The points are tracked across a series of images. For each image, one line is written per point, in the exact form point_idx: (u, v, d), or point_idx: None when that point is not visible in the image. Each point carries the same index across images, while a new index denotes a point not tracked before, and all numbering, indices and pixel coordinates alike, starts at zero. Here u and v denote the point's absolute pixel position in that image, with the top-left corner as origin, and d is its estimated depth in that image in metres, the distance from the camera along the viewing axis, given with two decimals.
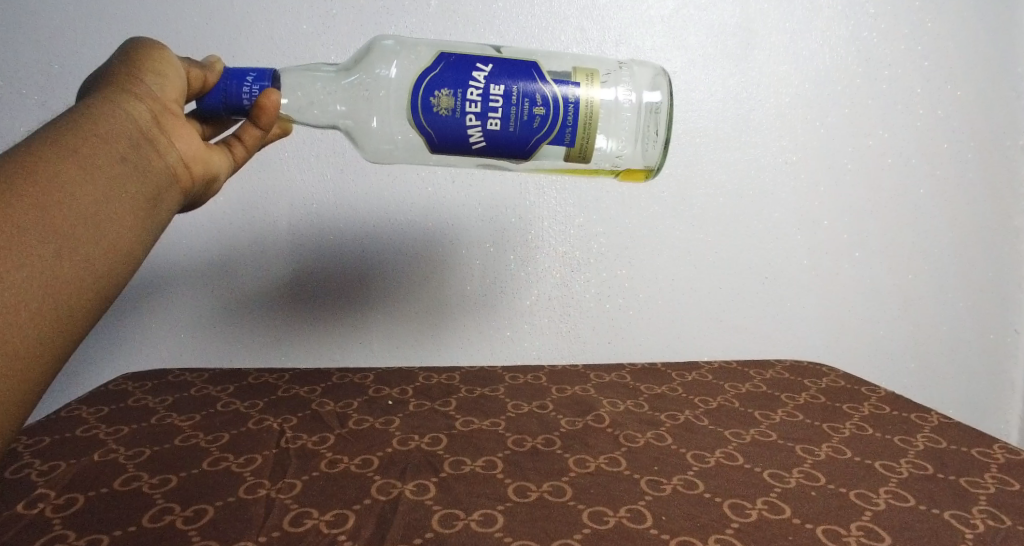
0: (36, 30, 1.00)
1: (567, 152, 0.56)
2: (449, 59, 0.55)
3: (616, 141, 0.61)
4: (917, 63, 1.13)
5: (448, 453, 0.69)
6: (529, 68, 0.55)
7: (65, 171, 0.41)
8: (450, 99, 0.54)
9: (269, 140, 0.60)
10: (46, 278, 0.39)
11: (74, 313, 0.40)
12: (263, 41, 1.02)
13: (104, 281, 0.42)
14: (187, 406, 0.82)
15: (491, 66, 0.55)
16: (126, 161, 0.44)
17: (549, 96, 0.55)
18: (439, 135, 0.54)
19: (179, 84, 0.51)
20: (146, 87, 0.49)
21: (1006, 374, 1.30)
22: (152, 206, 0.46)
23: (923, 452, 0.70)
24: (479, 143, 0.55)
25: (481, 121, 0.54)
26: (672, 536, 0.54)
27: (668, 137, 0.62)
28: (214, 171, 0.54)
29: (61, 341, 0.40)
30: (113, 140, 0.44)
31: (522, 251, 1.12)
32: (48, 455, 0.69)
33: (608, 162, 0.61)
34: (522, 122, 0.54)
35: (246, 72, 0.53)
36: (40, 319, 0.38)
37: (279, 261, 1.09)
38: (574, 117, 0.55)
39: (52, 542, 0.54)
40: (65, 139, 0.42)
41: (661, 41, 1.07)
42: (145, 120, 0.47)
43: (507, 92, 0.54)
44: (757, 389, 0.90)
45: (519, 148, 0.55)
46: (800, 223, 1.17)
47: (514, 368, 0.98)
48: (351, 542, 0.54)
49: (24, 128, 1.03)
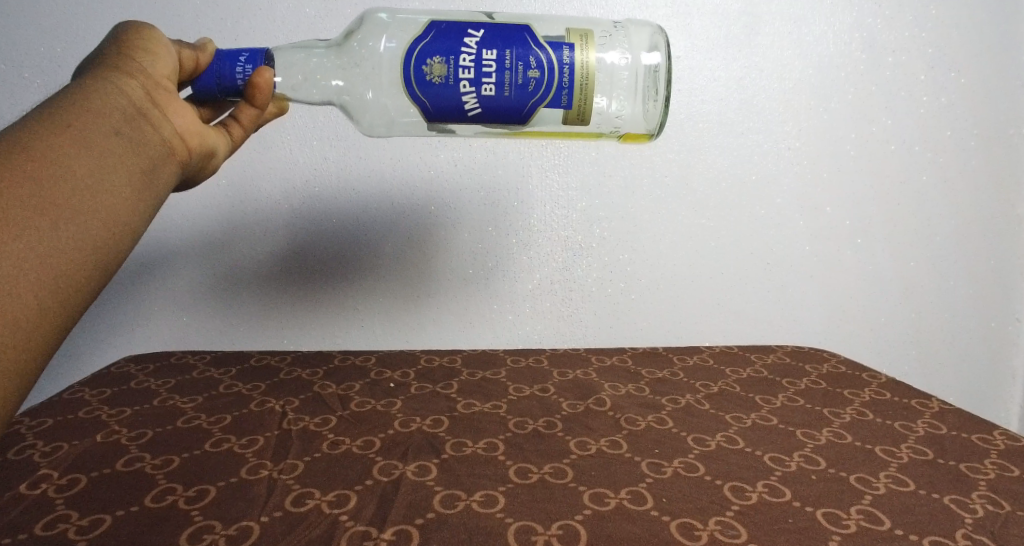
0: (38, 14, 1.00)
1: (565, 115, 0.56)
2: (440, 27, 0.54)
3: (615, 101, 0.60)
4: (922, 50, 1.13)
5: (449, 435, 0.69)
6: (521, 32, 0.55)
7: (59, 146, 0.41)
8: (443, 67, 0.54)
9: (266, 120, 0.59)
10: (45, 248, 0.39)
11: (75, 282, 0.40)
12: (265, 24, 1.02)
13: (103, 251, 0.42)
14: (189, 388, 0.83)
15: (483, 32, 0.54)
16: (122, 135, 0.44)
17: (544, 59, 0.54)
18: (434, 104, 0.54)
19: (171, 63, 0.50)
20: (138, 63, 0.48)
21: (1007, 362, 1.29)
22: (149, 178, 0.45)
23: (923, 437, 0.70)
24: (474, 110, 0.54)
25: (475, 87, 0.54)
26: (672, 518, 0.54)
27: (668, 97, 0.62)
28: (211, 146, 0.53)
29: (63, 311, 0.39)
30: (106, 115, 0.44)
31: (523, 235, 1.11)
32: (51, 436, 0.69)
33: (609, 125, 0.60)
34: (517, 87, 0.54)
35: (239, 52, 0.53)
36: (40, 288, 0.38)
37: (280, 245, 1.09)
38: (570, 78, 0.55)
39: (55, 521, 0.54)
40: (57, 116, 0.42)
41: (665, 25, 1.07)
42: (139, 95, 0.47)
43: (500, 57, 0.54)
44: (757, 374, 0.90)
45: (515, 113, 0.55)
46: (800, 209, 1.16)
47: (516, 351, 0.98)
48: (353, 521, 0.54)
49: (24, 111, 1.03)
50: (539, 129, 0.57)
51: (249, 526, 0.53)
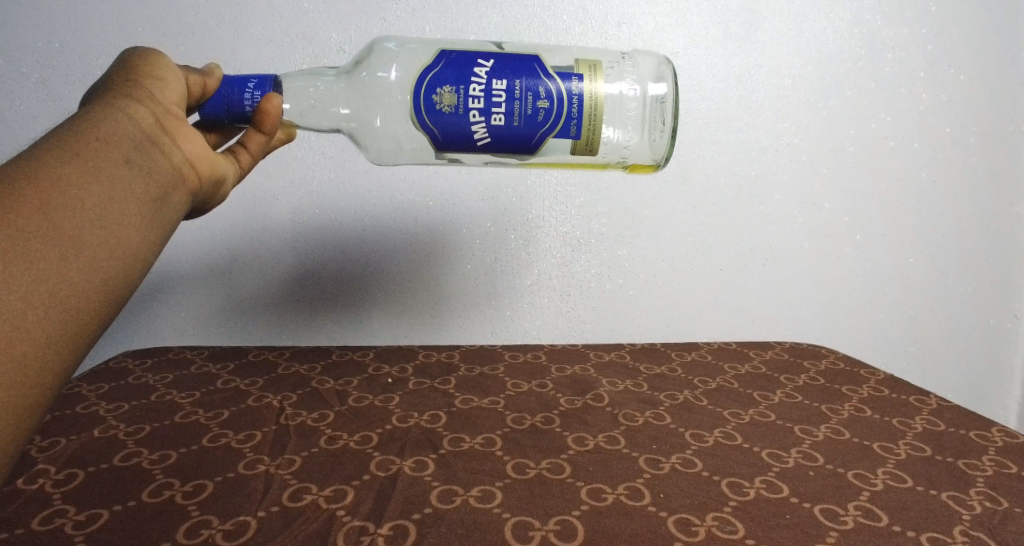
0: (36, 8, 1.00)
1: (573, 145, 0.56)
2: (450, 56, 0.54)
3: (622, 131, 0.61)
4: (922, 47, 1.12)
5: (447, 431, 0.69)
6: (531, 62, 0.55)
7: (66, 175, 0.39)
8: (453, 96, 0.53)
9: (274, 146, 0.58)
10: (52, 280, 0.37)
11: (81, 316, 0.39)
12: (264, 19, 1.02)
13: (112, 282, 0.40)
14: (187, 383, 0.83)
15: (493, 61, 0.54)
16: (131, 163, 0.43)
17: (553, 90, 0.54)
18: (443, 133, 0.54)
19: (180, 89, 0.49)
20: (147, 90, 0.47)
21: (1006, 358, 1.29)
22: (159, 206, 0.44)
23: (920, 433, 0.70)
24: (484, 139, 0.54)
25: (485, 117, 0.53)
26: (670, 514, 0.54)
27: (674, 128, 0.62)
28: (221, 172, 0.52)
29: (70, 345, 0.38)
30: (115, 143, 0.42)
31: (522, 231, 1.11)
32: (48, 432, 0.69)
33: (614, 154, 0.60)
34: (526, 117, 0.54)
35: (247, 78, 0.52)
36: (46, 323, 0.37)
37: (277, 240, 1.09)
38: (579, 109, 0.55)
39: (52, 516, 0.54)
40: (64, 144, 0.41)
41: (664, 21, 1.06)
42: (148, 122, 0.45)
43: (510, 87, 0.54)
44: (756, 370, 0.90)
45: (524, 143, 0.55)
46: (800, 205, 1.16)
47: (515, 347, 0.98)
48: (350, 517, 0.54)
49: (23, 106, 1.03)
50: (547, 159, 0.57)
51: (247, 521, 0.53)
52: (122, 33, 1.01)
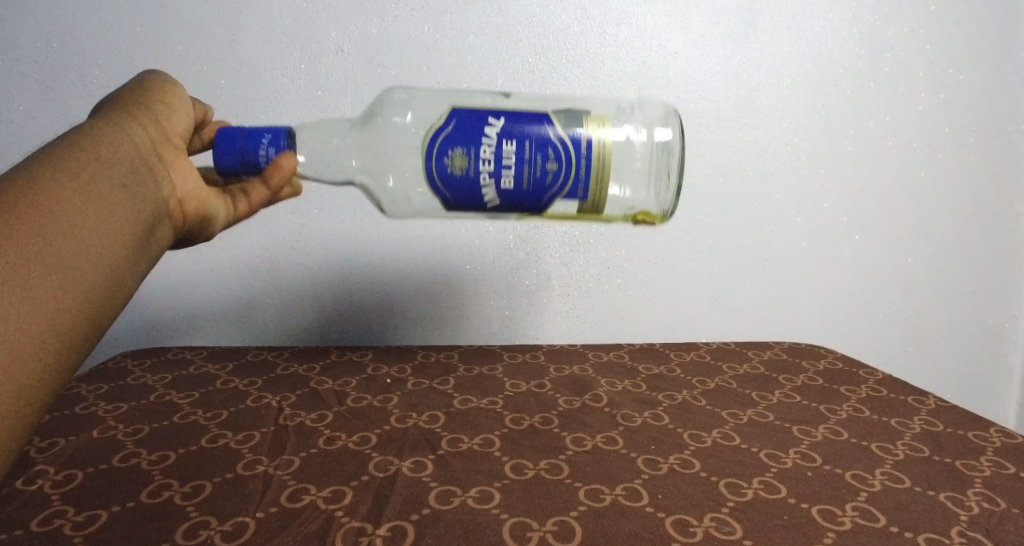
0: (35, 8, 0.99)
1: (581, 206, 0.55)
2: (461, 115, 0.54)
3: (629, 188, 0.61)
4: (920, 46, 1.12)
5: (446, 431, 0.69)
6: (541, 120, 0.54)
7: (65, 193, 0.41)
8: (463, 159, 0.53)
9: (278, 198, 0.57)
10: (43, 293, 0.38)
11: (68, 333, 0.39)
12: (263, 18, 1.02)
13: (100, 301, 0.41)
14: (185, 384, 0.83)
15: (503, 121, 0.54)
16: (128, 186, 0.44)
17: (563, 151, 0.54)
18: (454, 197, 0.54)
19: (184, 118, 0.51)
20: (152, 115, 0.49)
21: (1006, 357, 1.29)
22: (150, 230, 0.45)
23: (918, 434, 0.70)
24: (494, 203, 0.54)
25: (495, 181, 0.53)
26: (667, 514, 0.55)
27: (679, 182, 0.61)
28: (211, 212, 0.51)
29: (58, 359, 0.39)
30: (116, 164, 0.44)
31: (522, 230, 1.11)
32: (47, 432, 0.69)
33: (622, 208, 0.60)
34: (535, 179, 0.54)
35: (262, 132, 0.51)
36: (35, 336, 0.38)
37: (276, 240, 1.09)
38: (587, 172, 0.54)
39: (50, 517, 0.54)
40: (66, 160, 0.42)
41: (663, 20, 1.06)
42: (148, 147, 0.47)
43: (520, 150, 0.53)
44: (754, 370, 0.90)
45: (533, 204, 0.55)
46: (800, 205, 1.16)
47: (513, 347, 0.98)
48: (349, 517, 0.54)
49: (21, 106, 1.02)
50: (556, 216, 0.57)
51: (246, 521, 0.53)
52: (120, 33, 1.01)
